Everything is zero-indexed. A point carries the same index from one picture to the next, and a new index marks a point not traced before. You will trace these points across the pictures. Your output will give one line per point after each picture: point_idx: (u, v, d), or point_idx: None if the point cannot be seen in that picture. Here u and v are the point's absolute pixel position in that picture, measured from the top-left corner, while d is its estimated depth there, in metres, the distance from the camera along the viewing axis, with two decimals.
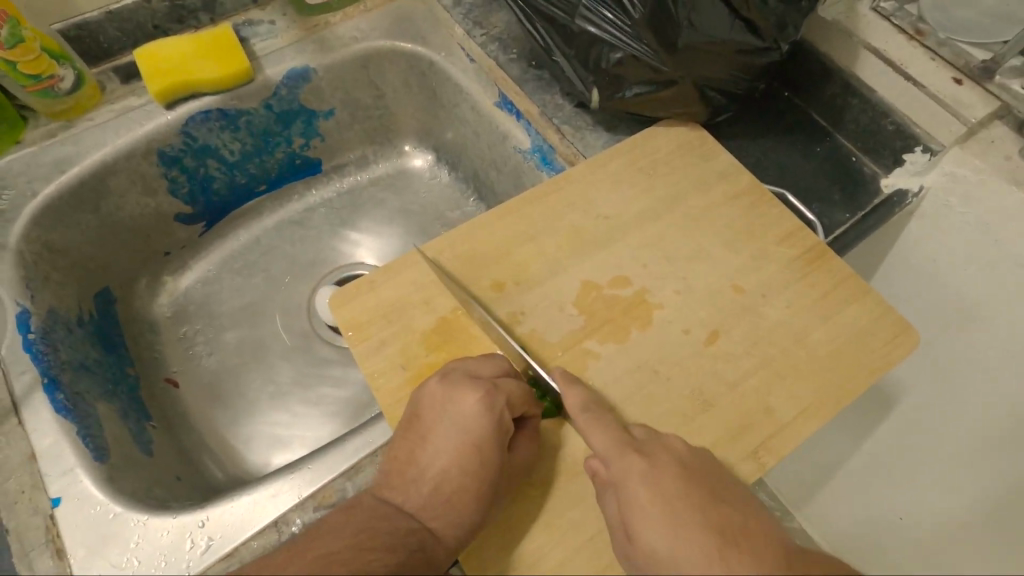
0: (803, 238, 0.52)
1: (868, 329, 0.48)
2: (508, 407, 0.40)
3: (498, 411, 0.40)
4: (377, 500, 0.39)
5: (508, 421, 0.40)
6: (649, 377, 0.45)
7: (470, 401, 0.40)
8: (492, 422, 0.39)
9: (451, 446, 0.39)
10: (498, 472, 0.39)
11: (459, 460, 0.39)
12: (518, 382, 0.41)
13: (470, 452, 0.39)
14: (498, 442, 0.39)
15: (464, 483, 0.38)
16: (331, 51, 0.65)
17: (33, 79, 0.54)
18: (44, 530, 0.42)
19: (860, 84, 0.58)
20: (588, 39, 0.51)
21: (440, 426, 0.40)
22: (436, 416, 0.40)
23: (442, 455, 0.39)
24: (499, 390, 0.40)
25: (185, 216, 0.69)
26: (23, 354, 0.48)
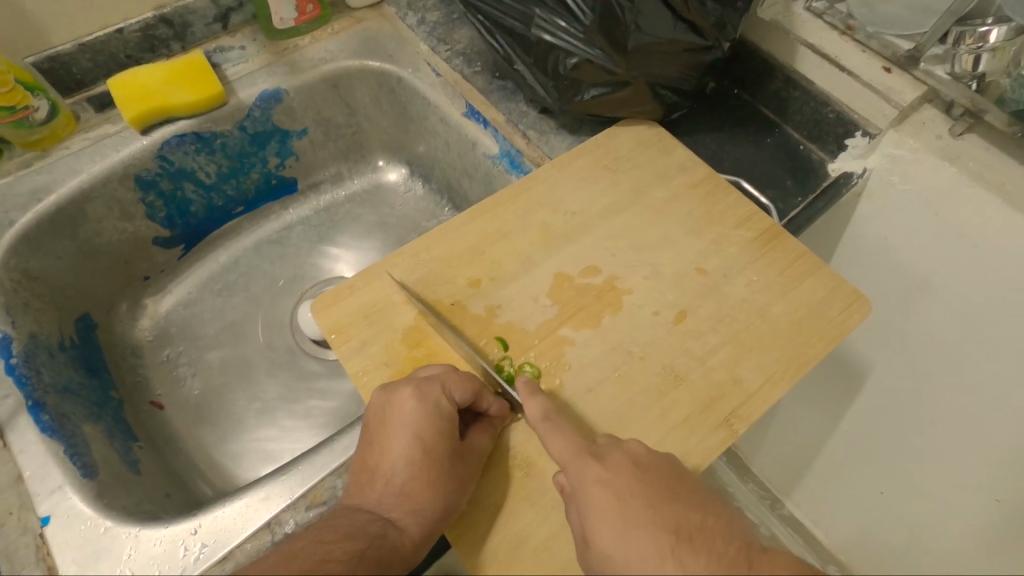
0: (758, 220, 0.55)
1: (825, 300, 0.51)
2: (445, 394, 0.41)
3: (435, 400, 0.41)
4: (339, 506, 0.40)
5: (447, 406, 0.41)
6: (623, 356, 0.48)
7: (404, 396, 0.41)
8: (430, 410, 0.40)
9: (397, 440, 0.40)
10: (449, 458, 0.40)
11: (406, 452, 0.40)
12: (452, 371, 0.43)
13: (416, 444, 0.40)
14: (443, 429, 0.40)
15: (416, 471, 0.39)
16: (302, 73, 0.68)
17: (8, 111, 0.54)
18: (34, 550, 0.41)
19: (800, 77, 0.62)
20: (545, 47, 0.55)
21: (383, 426, 0.41)
22: (380, 418, 0.41)
23: (389, 451, 0.40)
24: (431, 380, 0.42)
25: (163, 239, 0.69)
26: (6, 378, 0.48)
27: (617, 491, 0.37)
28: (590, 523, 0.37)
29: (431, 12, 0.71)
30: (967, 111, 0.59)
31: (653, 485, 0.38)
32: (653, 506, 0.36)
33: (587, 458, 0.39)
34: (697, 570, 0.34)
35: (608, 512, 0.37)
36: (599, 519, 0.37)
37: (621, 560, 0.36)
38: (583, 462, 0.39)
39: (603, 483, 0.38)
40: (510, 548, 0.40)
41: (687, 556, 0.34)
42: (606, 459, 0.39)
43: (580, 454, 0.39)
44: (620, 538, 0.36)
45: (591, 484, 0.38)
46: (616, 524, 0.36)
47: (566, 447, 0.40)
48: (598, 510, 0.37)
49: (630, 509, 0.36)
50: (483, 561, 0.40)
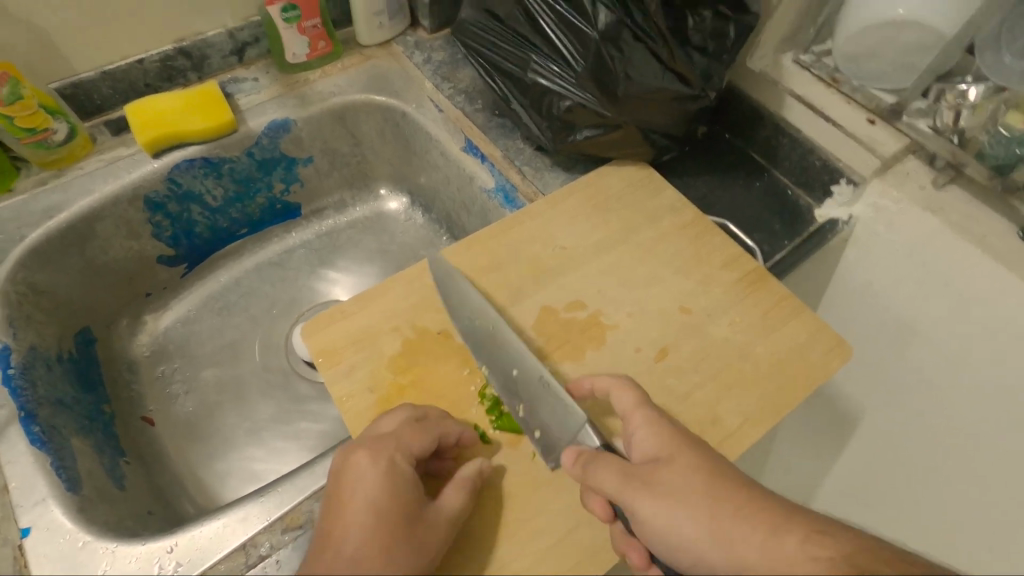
0: (743, 261, 0.56)
1: (807, 343, 0.52)
2: (400, 451, 0.40)
3: (390, 449, 0.40)
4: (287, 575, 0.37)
5: (402, 465, 0.40)
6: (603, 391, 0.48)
7: (359, 456, 0.40)
8: (385, 469, 0.39)
9: (349, 496, 0.38)
10: (404, 512, 0.38)
11: (361, 517, 0.37)
12: (417, 411, 0.44)
13: (368, 497, 0.38)
14: (400, 489, 0.39)
15: (366, 527, 0.37)
16: (310, 105, 0.71)
17: (28, 132, 0.57)
18: (11, 562, 0.42)
19: (788, 125, 0.64)
20: (540, 90, 0.57)
21: (338, 492, 0.39)
22: (334, 486, 0.39)
23: (342, 509, 0.38)
24: (386, 439, 0.41)
25: (168, 258, 0.72)
26: (2, 388, 0.49)
27: (677, 441, 0.40)
28: (642, 472, 0.39)
29: (437, 52, 0.75)
30: (950, 163, 0.61)
31: (675, 445, 0.40)
32: (682, 464, 0.38)
33: (649, 411, 0.42)
34: (733, 496, 0.36)
35: (671, 458, 0.39)
36: (654, 468, 0.39)
37: (675, 507, 0.37)
38: (603, 454, 0.40)
39: (664, 434, 0.40)
40: None
41: (759, 499, 0.36)
42: (663, 414, 0.42)
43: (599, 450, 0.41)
44: (684, 483, 0.37)
45: (651, 434, 0.41)
46: (679, 470, 0.38)
47: (629, 400, 0.43)
48: (659, 460, 0.39)
49: (691, 457, 0.39)
50: None
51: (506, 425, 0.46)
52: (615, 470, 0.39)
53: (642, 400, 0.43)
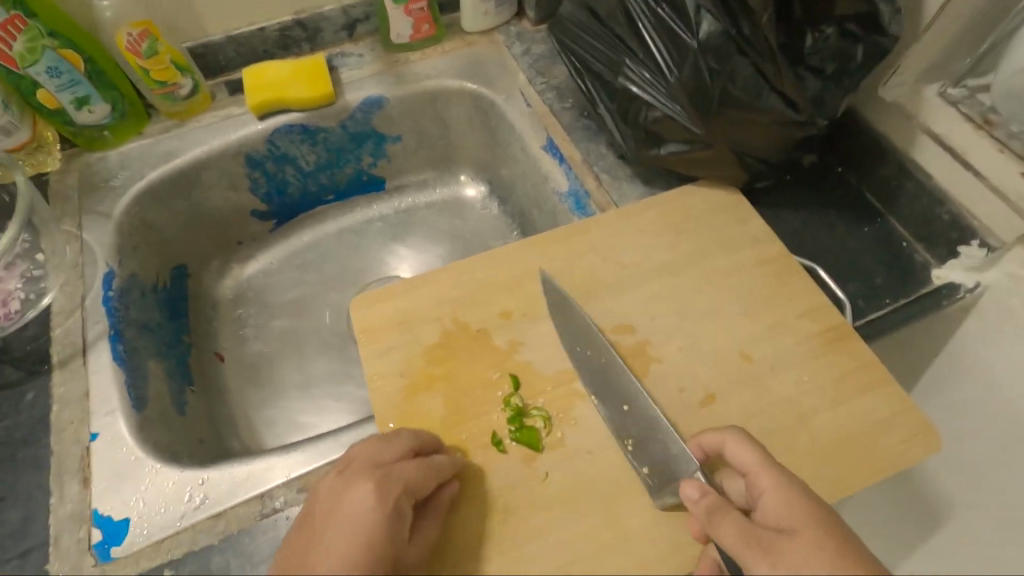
0: (826, 314, 0.50)
1: (885, 421, 0.45)
2: (358, 477, 0.39)
3: (385, 486, 0.38)
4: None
5: (359, 495, 0.38)
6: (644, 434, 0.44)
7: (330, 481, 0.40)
8: (343, 495, 0.38)
9: (332, 527, 0.37)
10: (390, 545, 0.37)
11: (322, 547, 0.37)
12: (421, 436, 0.43)
13: (354, 530, 0.37)
14: (354, 517, 0.37)
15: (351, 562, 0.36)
16: (406, 85, 0.73)
17: (160, 85, 0.64)
18: (79, 460, 0.48)
19: (916, 167, 0.56)
20: (630, 96, 0.54)
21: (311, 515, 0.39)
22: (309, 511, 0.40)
23: (321, 540, 0.37)
24: (350, 463, 0.40)
25: (260, 213, 0.78)
26: (101, 307, 0.55)
27: (808, 511, 0.36)
28: (762, 537, 0.35)
29: (537, 45, 0.74)
30: None
31: (806, 522, 0.35)
32: (813, 542, 0.34)
33: (781, 475, 0.38)
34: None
35: (795, 532, 0.35)
36: (779, 535, 0.35)
37: None
38: (727, 509, 0.37)
39: (795, 503, 0.36)
40: None
41: None
42: (797, 480, 0.38)
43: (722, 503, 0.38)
44: (811, 563, 0.34)
45: (781, 500, 0.37)
46: (809, 545, 0.34)
47: (751, 458, 0.39)
48: (788, 531, 0.35)
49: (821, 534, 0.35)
50: None
51: (526, 441, 0.45)
52: (740, 532, 0.36)
53: (766, 460, 0.38)
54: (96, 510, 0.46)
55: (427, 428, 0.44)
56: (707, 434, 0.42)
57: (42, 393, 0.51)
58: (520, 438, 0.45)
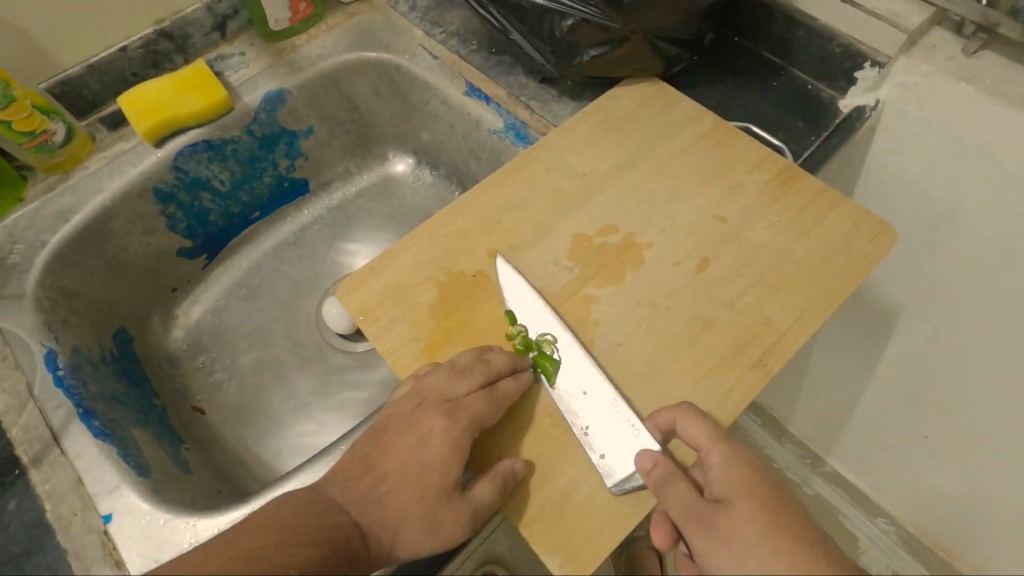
0: (773, 161, 0.54)
1: (849, 235, 0.50)
2: (431, 400, 0.42)
3: (456, 415, 0.41)
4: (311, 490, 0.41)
5: (429, 419, 0.41)
6: (613, 413, 0.43)
7: (406, 403, 0.42)
8: (415, 420, 0.41)
9: (403, 446, 0.40)
10: (445, 476, 0.40)
11: (395, 465, 0.40)
12: (492, 367, 0.43)
13: (420, 453, 0.40)
14: (427, 442, 0.40)
15: (411, 476, 0.39)
16: (301, 72, 0.69)
17: (28, 136, 0.56)
18: (100, 546, 0.43)
19: (801, 15, 0.61)
20: (540, 12, 0.54)
21: (385, 428, 0.42)
22: (382, 425, 0.42)
23: (391, 456, 0.40)
24: (424, 388, 0.42)
25: (187, 250, 0.71)
26: (56, 389, 0.49)
27: (750, 480, 0.37)
28: (702, 508, 0.37)
29: None
30: (980, 28, 0.58)
31: (748, 493, 0.37)
32: (750, 510, 0.36)
33: (729, 446, 0.39)
34: (791, 548, 0.34)
35: (733, 503, 0.36)
36: (719, 504, 0.37)
37: (733, 551, 0.35)
38: (674, 480, 0.38)
39: (739, 475, 0.38)
40: (554, 505, 0.41)
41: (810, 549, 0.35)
42: (743, 450, 0.39)
43: (672, 474, 0.38)
44: (744, 531, 0.35)
45: (728, 474, 0.38)
46: (747, 511, 0.36)
47: (701, 434, 0.39)
48: (727, 500, 0.37)
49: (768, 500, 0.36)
50: (532, 519, 0.41)
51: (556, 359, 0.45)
52: (686, 501, 0.37)
53: (719, 434, 0.39)
54: None
55: (508, 357, 0.44)
56: (660, 412, 0.41)
57: (24, 497, 0.45)
58: (550, 361, 0.45)
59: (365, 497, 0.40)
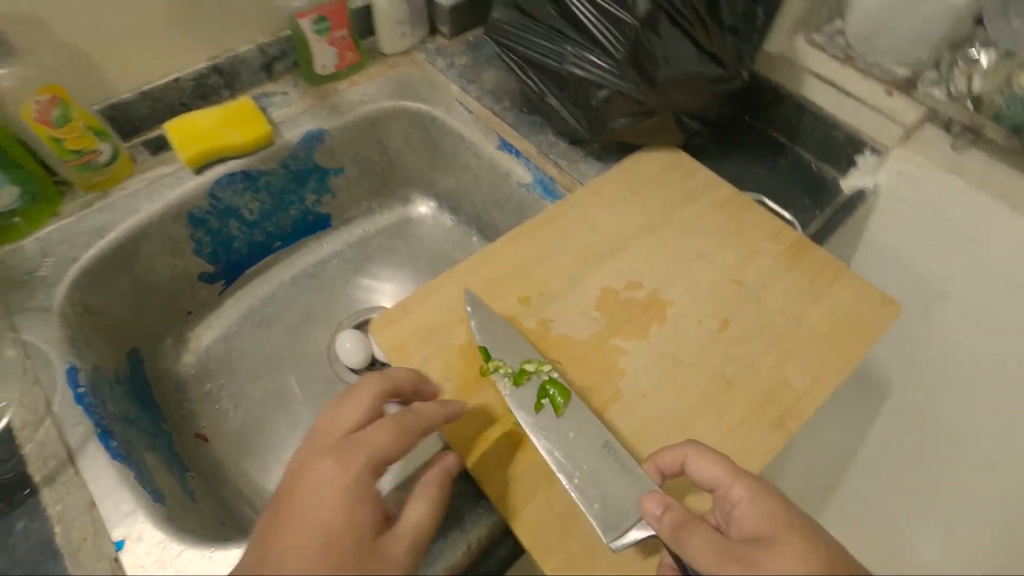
0: (785, 232, 0.58)
1: (858, 306, 0.53)
2: (333, 446, 0.38)
3: (348, 455, 0.38)
4: (237, 574, 0.35)
5: (333, 463, 0.37)
6: (590, 448, 0.43)
7: (287, 466, 0.39)
8: (314, 472, 0.37)
9: (304, 499, 0.36)
10: (365, 516, 0.36)
11: (302, 528, 0.35)
12: (390, 378, 0.43)
13: (323, 503, 0.36)
14: (328, 485, 0.37)
15: (320, 528, 0.35)
16: (342, 114, 0.72)
17: (75, 154, 0.57)
18: (111, 574, 0.42)
19: (809, 103, 0.67)
20: (577, 80, 0.59)
21: (280, 500, 0.38)
22: (279, 499, 0.38)
23: (293, 521, 0.36)
24: (320, 440, 0.40)
25: (207, 275, 0.72)
26: (75, 407, 0.48)
27: (778, 513, 0.37)
28: (735, 550, 0.35)
29: (459, 57, 0.78)
30: (966, 127, 0.64)
31: (782, 529, 0.36)
32: (788, 545, 0.35)
33: (747, 481, 0.38)
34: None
35: (767, 540, 0.35)
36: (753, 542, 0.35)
37: None
38: (694, 525, 0.37)
39: (766, 511, 0.37)
40: (586, 553, 0.40)
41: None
42: (763, 484, 0.38)
43: (692, 517, 0.37)
44: (787, 569, 0.34)
45: (753, 508, 0.37)
46: (784, 549, 0.35)
47: (714, 470, 0.39)
48: (759, 541, 0.36)
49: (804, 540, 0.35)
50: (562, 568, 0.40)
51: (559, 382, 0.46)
52: (706, 551, 0.35)
53: (734, 471, 0.39)
54: None
55: (376, 377, 0.43)
56: (663, 453, 0.41)
57: (35, 517, 0.43)
58: (552, 385, 0.46)
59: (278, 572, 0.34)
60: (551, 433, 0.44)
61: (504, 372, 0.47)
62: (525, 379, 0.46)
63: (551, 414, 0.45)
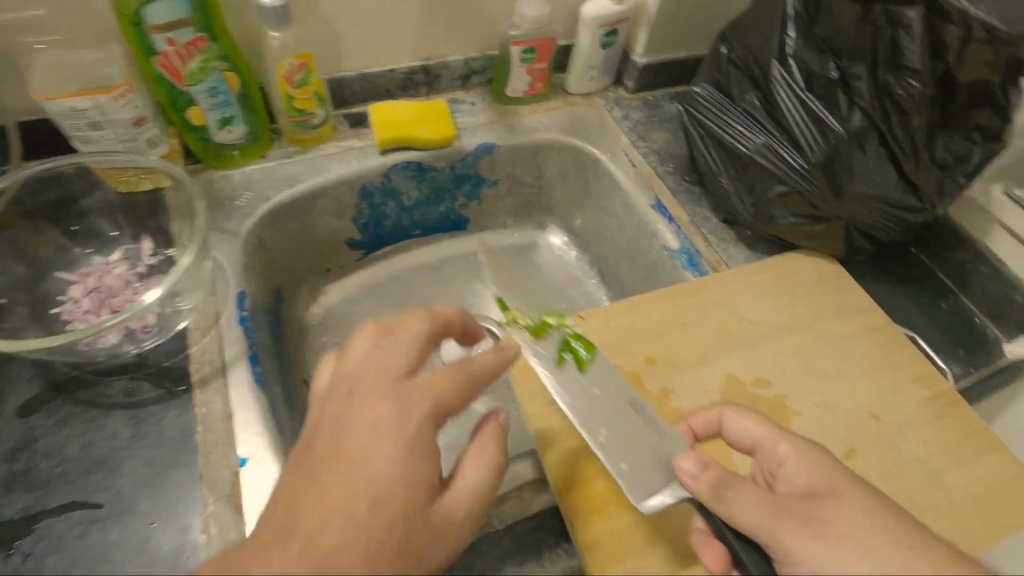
0: (935, 381, 0.55)
1: (1004, 484, 0.50)
2: (354, 353, 0.40)
3: (410, 394, 0.37)
4: (328, 463, 0.36)
5: (348, 369, 0.39)
6: (601, 405, 0.47)
7: (347, 354, 0.40)
8: (369, 372, 0.38)
9: (390, 420, 0.36)
10: (423, 467, 0.36)
11: (394, 442, 0.36)
12: (432, 320, 0.42)
13: (404, 426, 0.36)
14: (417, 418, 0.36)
15: (404, 450, 0.36)
16: (517, 136, 0.77)
17: (297, 112, 0.65)
18: (228, 486, 0.45)
19: (990, 255, 0.64)
20: (757, 170, 0.60)
21: (346, 396, 0.38)
22: (342, 399, 0.38)
23: (371, 433, 0.36)
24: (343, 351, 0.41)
25: (353, 242, 0.78)
26: (237, 327, 0.54)
27: (842, 475, 0.38)
28: (788, 507, 0.37)
29: (634, 112, 0.81)
30: None
31: (841, 474, 0.38)
32: (853, 486, 0.37)
33: (796, 439, 0.41)
34: (915, 536, 0.35)
35: (823, 494, 0.37)
36: (810, 497, 0.37)
37: (845, 549, 0.35)
38: (733, 480, 0.39)
39: (816, 463, 0.39)
40: None
41: (930, 547, 0.35)
42: (815, 445, 0.41)
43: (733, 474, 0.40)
44: (847, 528, 0.35)
45: (803, 468, 0.39)
46: (844, 504, 0.37)
47: (755, 425, 0.43)
48: (820, 494, 0.37)
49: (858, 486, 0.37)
50: None
51: (582, 338, 0.51)
52: (753, 506, 0.38)
53: (776, 430, 0.42)
54: None
55: (425, 315, 0.42)
56: (702, 416, 0.46)
57: (185, 410, 0.49)
58: (575, 341, 0.51)
59: (323, 518, 0.33)
60: (571, 380, 0.48)
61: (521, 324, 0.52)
62: (547, 332, 0.52)
63: (574, 367, 0.49)
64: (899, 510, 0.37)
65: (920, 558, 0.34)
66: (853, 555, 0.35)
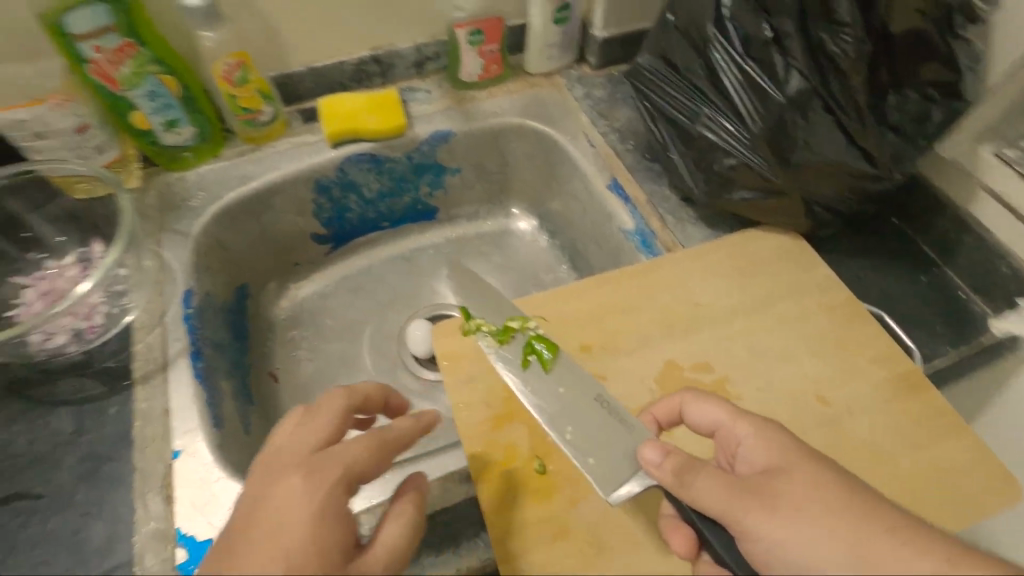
0: (899, 361, 0.51)
1: (965, 469, 0.46)
2: (289, 446, 0.38)
3: (323, 467, 0.37)
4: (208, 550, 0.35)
5: (282, 464, 0.37)
6: (574, 402, 0.47)
7: (284, 438, 0.39)
8: (302, 459, 0.38)
9: (280, 495, 0.35)
10: (333, 538, 0.35)
11: (306, 518, 0.34)
12: (357, 392, 0.43)
13: (305, 499, 0.35)
14: (321, 487, 0.36)
15: (309, 521, 0.34)
16: (474, 121, 0.75)
17: (244, 111, 0.66)
18: (161, 476, 0.48)
19: (975, 222, 0.58)
20: (706, 143, 0.56)
21: (263, 495, 0.36)
22: (255, 504, 0.36)
23: (263, 515, 0.35)
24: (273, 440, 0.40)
25: (320, 237, 0.79)
26: (182, 324, 0.56)
27: (793, 448, 0.38)
28: (748, 485, 0.37)
29: (597, 89, 0.78)
30: None
31: (801, 456, 0.37)
32: (804, 454, 0.37)
33: (756, 421, 0.40)
34: (882, 515, 0.34)
35: (785, 471, 0.36)
36: (762, 474, 0.37)
37: (804, 524, 0.34)
38: (694, 465, 0.39)
39: (773, 444, 0.38)
40: None
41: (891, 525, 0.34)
42: (772, 424, 0.39)
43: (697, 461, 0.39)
44: (802, 497, 0.35)
45: (761, 448, 0.38)
46: (803, 479, 0.36)
47: (719, 410, 0.41)
48: (770, 471, 0.37)
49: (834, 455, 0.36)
50: None
51: (544, 339, 0.50)
52: (714, 489, 0.37)
53: (738, 411, 0.41)
54: (181, 531, 0.45)
55: (340, 394, 0.42)
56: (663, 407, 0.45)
57: (126, 407, 0.51)
58: (538, 341, 0.50)
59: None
60: (538, 383, 0.48)
61: (486, 332, 0.52)
62: (509, 337, 0.51)
63: (539, 369, 0.49)
64: (857, 485, 0.36)
65: (872, 524, 0.34)
66: (810, 528, 0.34)
